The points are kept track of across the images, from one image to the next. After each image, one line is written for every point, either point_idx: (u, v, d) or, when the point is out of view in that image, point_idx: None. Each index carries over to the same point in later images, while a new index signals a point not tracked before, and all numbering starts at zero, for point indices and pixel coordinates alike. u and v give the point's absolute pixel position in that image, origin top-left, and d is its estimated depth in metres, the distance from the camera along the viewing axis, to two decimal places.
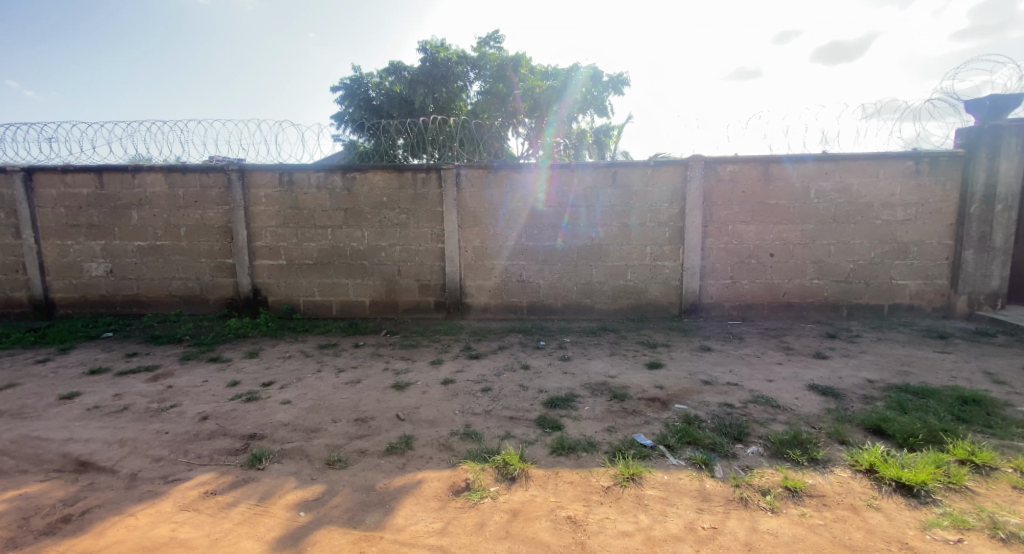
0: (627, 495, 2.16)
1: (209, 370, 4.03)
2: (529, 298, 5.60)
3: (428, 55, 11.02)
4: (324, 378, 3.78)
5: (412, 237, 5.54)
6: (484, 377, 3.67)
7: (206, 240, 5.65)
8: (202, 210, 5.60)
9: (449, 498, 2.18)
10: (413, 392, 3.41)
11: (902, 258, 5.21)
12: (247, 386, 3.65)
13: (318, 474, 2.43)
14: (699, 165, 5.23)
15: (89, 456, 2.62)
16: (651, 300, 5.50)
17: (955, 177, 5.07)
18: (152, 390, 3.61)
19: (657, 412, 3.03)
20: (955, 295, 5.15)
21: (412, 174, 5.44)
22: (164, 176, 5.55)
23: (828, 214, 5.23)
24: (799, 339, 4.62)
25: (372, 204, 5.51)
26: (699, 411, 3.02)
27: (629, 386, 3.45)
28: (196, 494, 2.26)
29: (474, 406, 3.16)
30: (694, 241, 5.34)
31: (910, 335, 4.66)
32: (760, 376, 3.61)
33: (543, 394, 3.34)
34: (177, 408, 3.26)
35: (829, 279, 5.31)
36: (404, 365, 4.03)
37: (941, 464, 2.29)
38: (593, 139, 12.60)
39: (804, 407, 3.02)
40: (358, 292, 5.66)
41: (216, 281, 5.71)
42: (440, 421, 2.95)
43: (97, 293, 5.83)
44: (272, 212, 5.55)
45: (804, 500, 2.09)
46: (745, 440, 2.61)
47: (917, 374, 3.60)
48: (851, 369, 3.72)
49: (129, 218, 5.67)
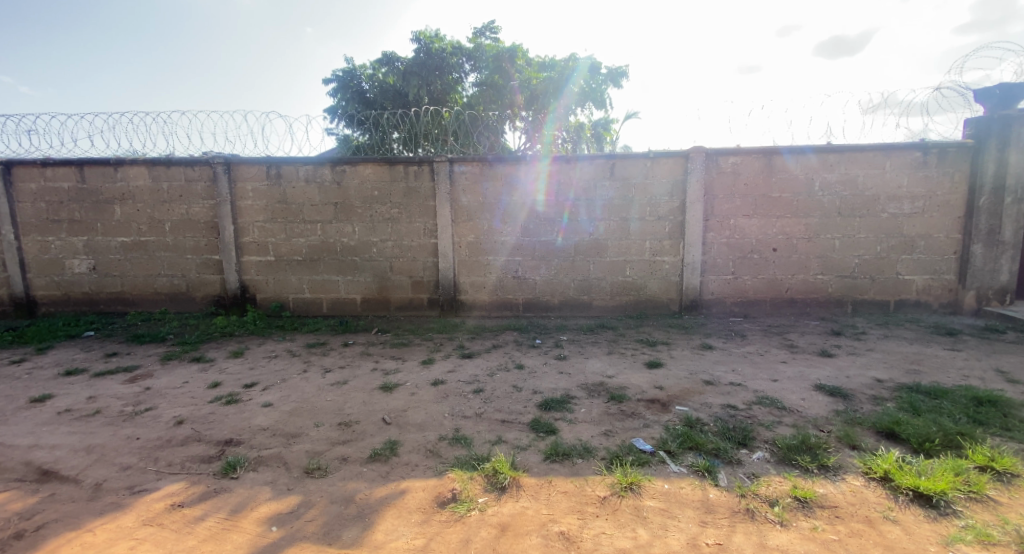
0: (625, 507, 2.01)
1: (190, 371, 3.87)
2: (525, 294, 5.45)
3: (422, 45, 10.73)
4: (309, 378, 3.62)
5: (405, 232, 5.38)
6: (476, 378, 3.50)
7: (192, 235, 5.47)
8: (187, 204, 5.42)
9: (434, 511, 2.03)
10: (400, 394, 3.24)
11: (908, 252, 5.06)
12: (229, 388, 3.49)
13: (295, 483, 2.28)
14: (701, 157, 5.06)
15: (52, 465, 2.48)
16: (651, 296, 5.35)
17: (964, 169, 4.90)
18: (129, 392, 3.46)
19: (657, 414, 2.88)
20: (963, 291, 5.00)
21: (403, 167, 5.27)
22: (147, 169, 5.38)
23: (832, 207, 5.08)
24: (803, 337, 4.45)
25: (362, 198, 5.34)
26: (702, 414, 2.87)
27: (627, 387, 3.30)
28: (161, 507, 2.12)
29: (465, 408, 3.00)
30: (695, 236, 5.18)
31: (918, 332, 4.49)
32: (764, 376, 3.45)
33: (537, 395, 3.18)
34: (153, 412, 3.11)
35: (833, 274, 5.17)
36: (393, 365, 3.87)
37: (960, 471, 2.13)
38: (591, 133, 12.33)
39: (811, 409, 2.88)
40: (349, 288, 5.50)
41: (203, 278, 5.54)
42: (428, 424, 2.79)
43: (81, 291, 5.66)
44: (260, 206, 5.38)
45: (816, 511, 1.94)
46: (750, 446, 2.46)
47: (927, 373, 3.44)
48: (858, 368, 3.56)
49: (111, 213, 5.50)
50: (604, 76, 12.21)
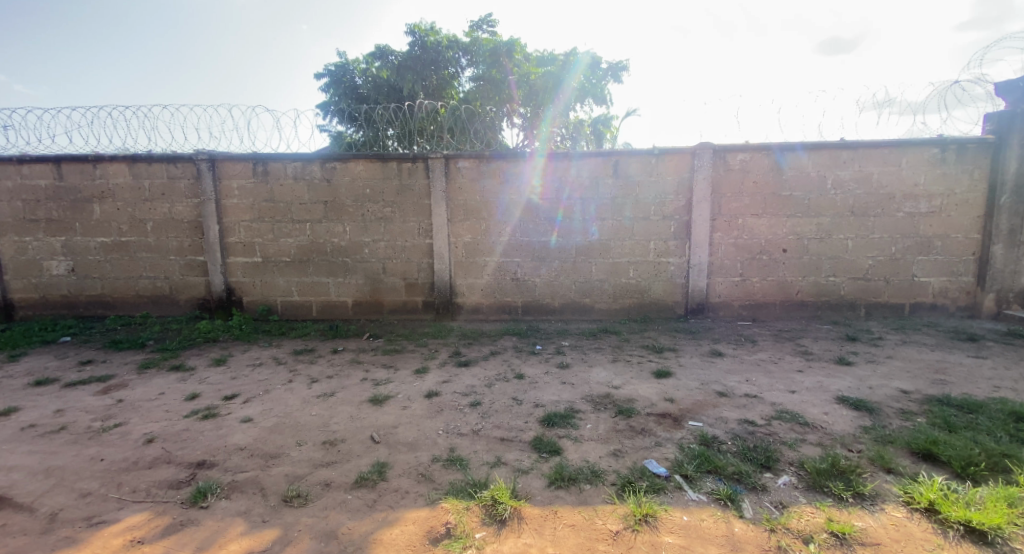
0: (641, 544, 1.78)
1: (168, 381, 3.62)
2: (524, 297, 5.22)
3: (416, 38, 10.47)
4: (294, 390, 3.38)
5: (398, 232, 5.14)
6: (473, 389, 3.27)
7: (175, 236, 5.22)
8: (170, 203, 5.17)
9: (426, 549, 1.80)
10: (391, 408, 3.00)
11: (925, 253, 4.84)
12: (207, 400, 3.25)
13: (272, 514, 2.05)
14: (707, 154, 4.83)
15: (5, 491, 2.24)
16: (655, 299, 5.13)
17: (984, 166, 4.69)
18: (100, 405, 3.21)
19: (669, 431, 2.65)
20: (982, 293, 4.78)
21: (397, 164, 5.02)
22: (128, 166, 5.12)
23: (845, 206, 4.86)
24: (817, 342, 4.23)
25: (353, 197, 5.10)
26: (718, 430, 2.64)
27: (635, 399, 3.07)
28: (120, 543, 1.88)
29: (461, 424, 2.76)
30: (701, 236, 4.96)
31: (938, 338, 4.28)
32: (781, 387, 3.22)
33: (539, 409, 2.95)
34: (123, 428, 2.86)
35: (845, 276, 4.95)
36: (385, 375, 3.63)
37: (1014, 501, 1.91)
38: (590, 129, 12.10)
39: (836, 425, 2.66)
40: (340, 291, 5.26)
41: (187, 280, 5.29)
42: (420, 444, 2.56)
43: (60, 294, 5.40)
44: (246, 205, 5.13)
45: (857, 550, 1.72)
46: (775, 469, 2.24)
47: (955, 384, 3.22)
48: (880, 378, 3.34)
49: (90, 213, 5.24)
50: (604, 71, 11.96)
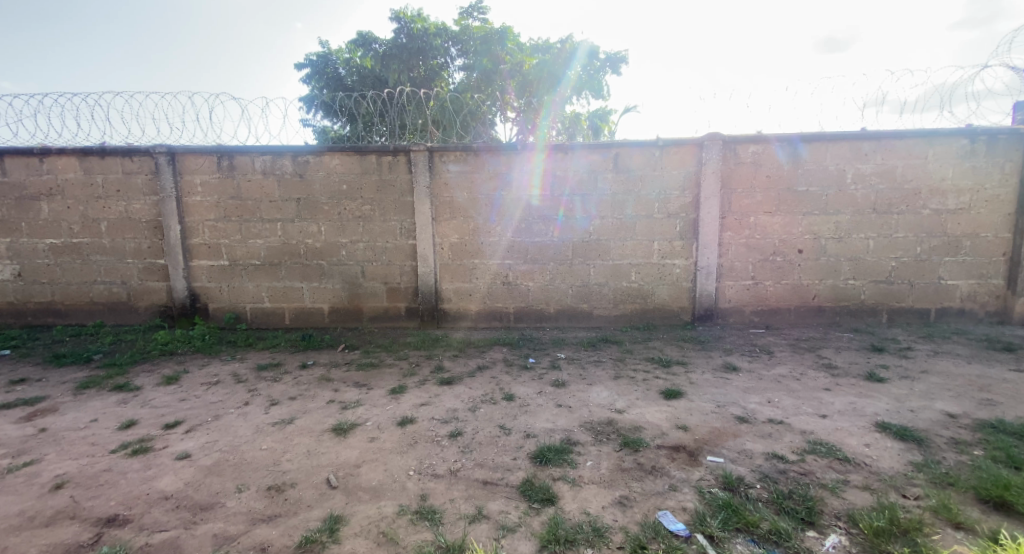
0: None
1: (105, 404, 3.15)
2: (516, 303, 4.78)
3: (402, 26, 10.01)
4: (248, 416, 2.92)
5: (378, 232, 4.69)
6: (454, 415, 2.83)
7: (132, 237, 4.75)
8: (126, 200, 4.69)
9: None
10: (357, 441, 2.55)
11: (952, 254, 4.44)
12: (144, 429, 2.78)
13: None
14: (716, 145, 4.41)
15: None
16: (659, 304, 4.70)
17: (1016, 159, 4.29)
18: (16, 436, 2.74)
19: (685, 470, 2.22)
20: (1014, 298, 4.39)
21: (376, 157, 4.57)
22: (78, 159, 4.64)
23: (867, 203, 4.44)
24: (840, 354, 3.81)
25: (329, 194, 4.64)
26: (742, 469, 2.21)
27: (642, 427, 2.63)
28: None
29: (436, 462, 2.32)
30: (709, 236, 4.53)
31: (971, 347, 3.88)
32: (809, 410, 2.80)
33: (530, 441, 2.51)
34: (33, 467, 2.39)
35: (866, 279, 4.54)
36: (355, 396, 3.18)
37: None
38: (587, 124, 11.67)
39: (883, 462, 2.23)
40: (315, 297, 4.80)
41: (146, 285, 4.82)
42: (385, 490, 2.11)
43: (5, 301, 4.91)
44: (210, 203, 4.66)
45: None
46: (821, 526, 1.81)
47: (1006, 405, 2.81)
48: (920, 398, 2.92)
49: (38, 211, 4.76)
50: (602, 63, 11.51)
